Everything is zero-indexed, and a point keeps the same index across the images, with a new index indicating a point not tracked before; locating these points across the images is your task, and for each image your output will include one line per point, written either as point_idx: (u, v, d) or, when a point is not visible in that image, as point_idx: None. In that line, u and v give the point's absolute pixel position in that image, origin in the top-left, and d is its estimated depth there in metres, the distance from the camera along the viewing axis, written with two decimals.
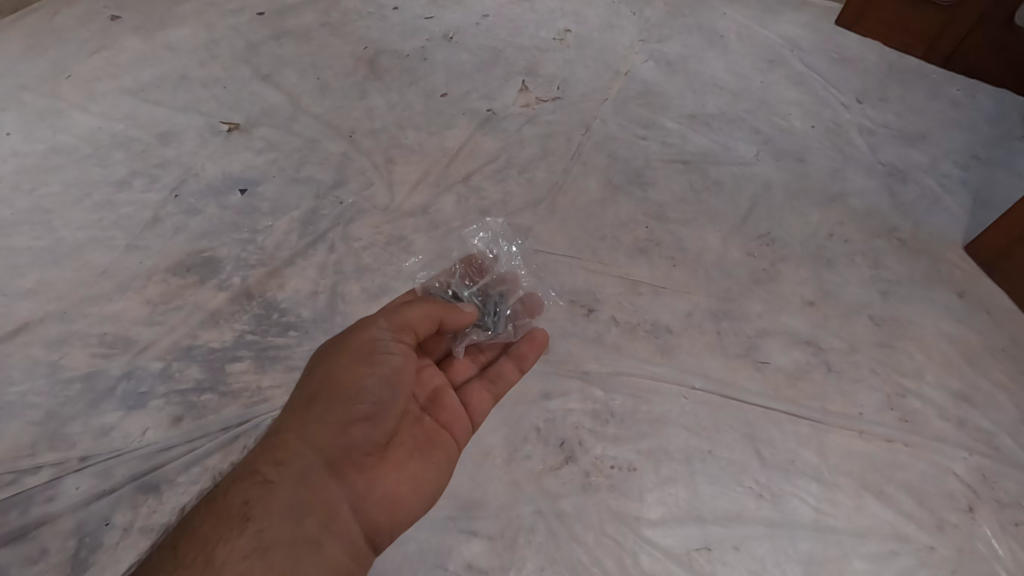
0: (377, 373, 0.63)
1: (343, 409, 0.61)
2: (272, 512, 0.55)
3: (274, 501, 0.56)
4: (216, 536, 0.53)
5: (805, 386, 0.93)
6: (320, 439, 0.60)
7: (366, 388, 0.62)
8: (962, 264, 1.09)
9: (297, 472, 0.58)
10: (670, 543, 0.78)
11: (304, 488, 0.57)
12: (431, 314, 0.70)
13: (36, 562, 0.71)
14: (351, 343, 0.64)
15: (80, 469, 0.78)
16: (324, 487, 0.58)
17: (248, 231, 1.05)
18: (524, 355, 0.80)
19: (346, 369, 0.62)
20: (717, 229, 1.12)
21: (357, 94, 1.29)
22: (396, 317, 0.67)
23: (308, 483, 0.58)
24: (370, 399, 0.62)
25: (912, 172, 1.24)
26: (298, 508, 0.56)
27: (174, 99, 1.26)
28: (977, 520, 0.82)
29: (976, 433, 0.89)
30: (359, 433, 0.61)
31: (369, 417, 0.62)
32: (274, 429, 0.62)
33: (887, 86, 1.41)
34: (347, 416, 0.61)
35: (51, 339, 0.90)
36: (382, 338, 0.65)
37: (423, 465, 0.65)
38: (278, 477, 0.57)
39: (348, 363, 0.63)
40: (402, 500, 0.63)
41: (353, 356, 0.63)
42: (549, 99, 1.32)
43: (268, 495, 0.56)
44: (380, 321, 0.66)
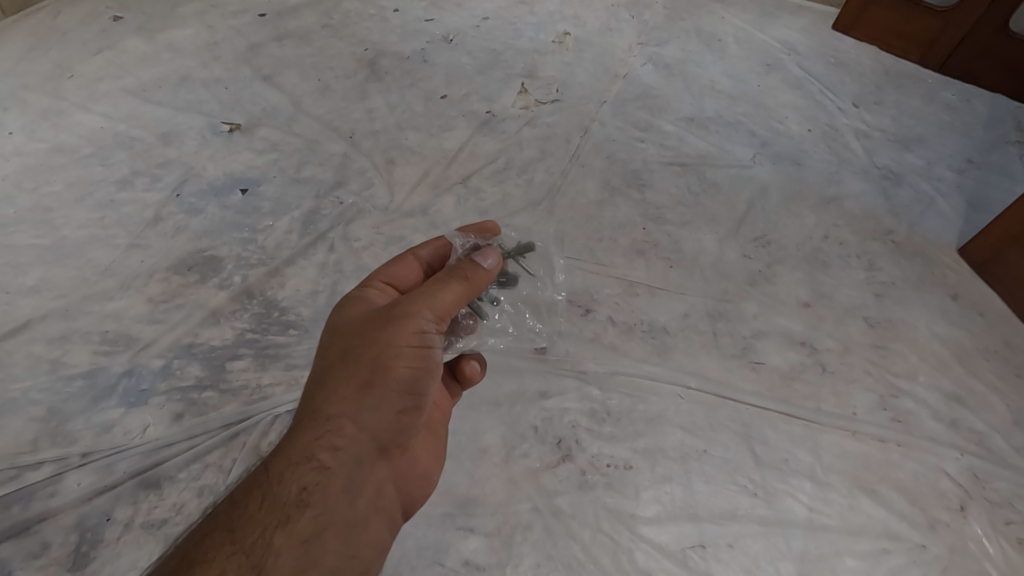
0: (429, 364, 0.61)
1: (397, 400, 0.60)
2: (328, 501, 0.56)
3: (331, 488, 0.56)
4: (271, 526, 0.53)
5: (799, 386, 0.94)
6: (372, 428, 0.59)
7: (419, 379, 0.60)
8: (955, 267, 1.10)
9: (352, 459, 0.58)
10: (665, 540, 0.79)
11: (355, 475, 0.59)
12: (467, 294, 0.63)
13: (38, 557, 0.72)
14: (403, 327, 0.59)
15: (82, 465, 0.79)
16: (371, 472, 0.61)
17: (249, 231, 1.06)
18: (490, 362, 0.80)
19: (399, 359, 0.59)
20: (713, 231, 1.13)
21: (357, 95, 1.31)
22: (445, 299, 0.61)
23: (360, 471, 0.59)
24: (420, 391, 0.61)
25: (907, 176, 1.25)
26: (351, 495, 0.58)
27: (176, 99, 1.27)
28: (969, 519, 0.83)
29: (968, 433, 0.90)
30: (407, 422, 0.62)
31: (414, 407, 0.62)
32: (321, 408, 0.58)
33: (883, 91, 1.43)
34: (400, 407, 0.60)
35: (53, 336, 0.91)
36: (429, 328, 0.60)
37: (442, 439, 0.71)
38: (334, 466, 0.57)
39: (400, 353, 0.59)
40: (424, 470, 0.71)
41: (406, 346, 0.59)
42: (548, 101, 1.33)
43: (322, 483, 0.56)
44: (431, 305, 0.60)
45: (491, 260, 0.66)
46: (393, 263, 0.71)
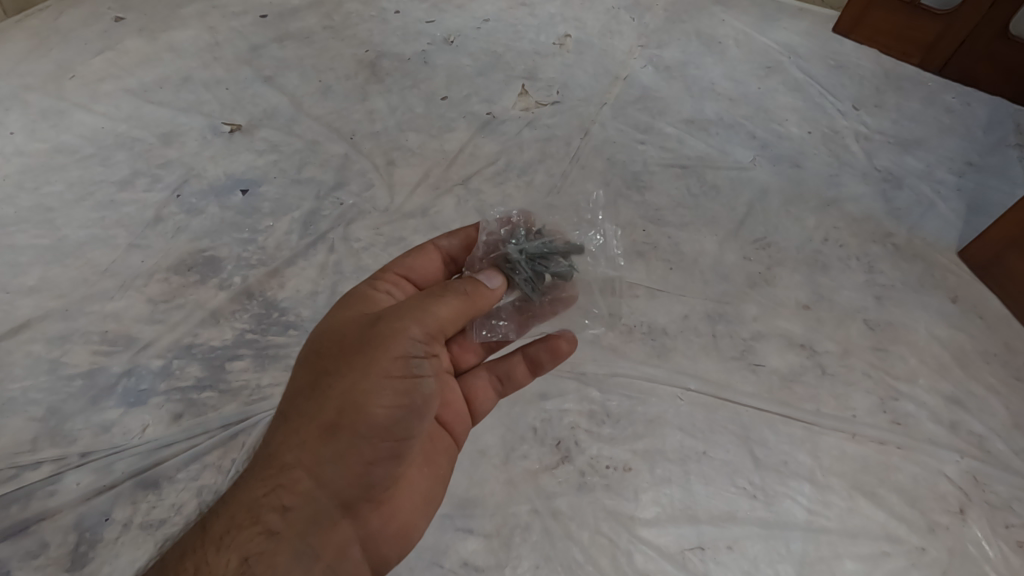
0: (408, 404, 0.59)
1: (365, 448, 0.59)
2: (278, 568, 0.56)
3: (280, 553, 0.56)
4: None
5: (799, 389, 0.94)
6: (334, 478, 0.59)
7: (395, 424, 0.59)
8: (955, 269, 1.10)
9: (307, 516, 0.59)
10: (664, 542, 0.79)
11: (311, 535, 0.59)
12: (463, 309, 0.63)
13: (36, 556, 0.72)
14: (380, 363, 0.58)
15: (80, 464, 0.79)
16: (330, 531, 0.60)
17: (249, 231, 1.06)
18: (543, 362, 0.79)
19: (372, 400, 0.58)
20: (713, 233, 1.13)
21: (358, 97, 1.31)
22: (431, 323, 0.61)
23: (316, 528, 0.59)
24: (396, 437, 0.60)
25: (907, 178, 1.25)
26: (306, 559, 0.58)
27: (177, 100, 1.27)
28: (968, 522, 0.83)
29: (968, 436, 0.90)
30: (376, 473, 0.61)
31: (391, 457, 0.61)
32: (281, 455, 0.58)
33: (883, 94, 1.43)
34: (370, 458, 0.59)
35: (53, 336, 0.91)
36: (413, 353, 0.60)
37: (427, 485, 0.69)
38: (284, 525, 0.57)
39: (375, 393, 0.58)
40: (411, 528, 0.67)
41: (381, 384, 0.58)
42: (549, 103, 1.33)
43: (270, 547, 0.56)
44: (416, 326, 0.60)
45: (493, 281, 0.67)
46: (411, 258, 0.76)
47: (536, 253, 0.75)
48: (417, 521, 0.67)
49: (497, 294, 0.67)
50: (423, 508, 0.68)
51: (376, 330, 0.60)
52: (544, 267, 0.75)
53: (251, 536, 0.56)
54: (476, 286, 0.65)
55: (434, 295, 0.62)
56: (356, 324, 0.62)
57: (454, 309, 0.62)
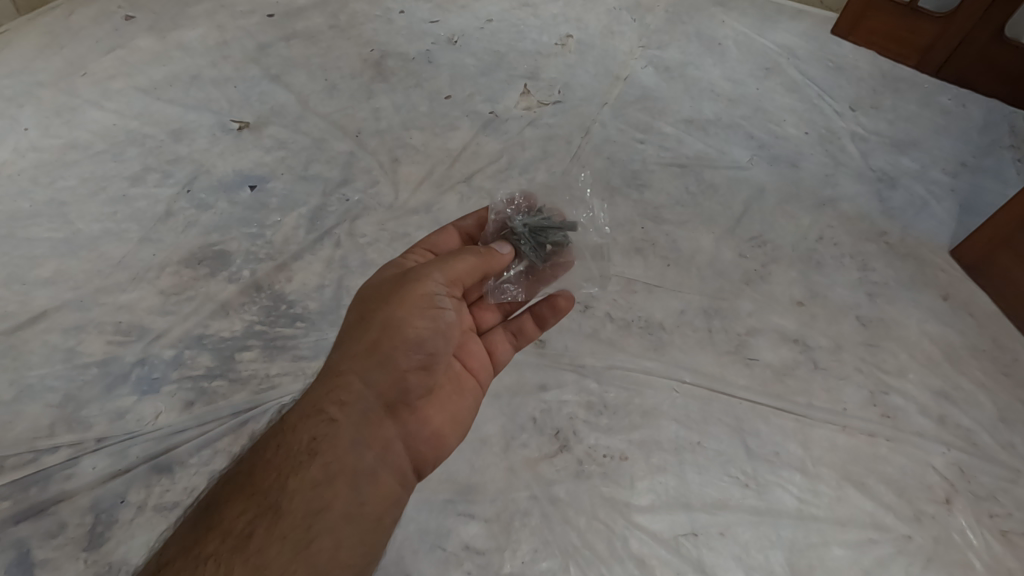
0: (434, 326, 0.67)
1: (405, 355, 0.66)
2: (338, 451, 0.62)
3: (339, 438, 0.63)
4: (281, 469, 0.59)
5: (792, 382, 0.97)
6: (378, 383, 0.66)
7: (427, 337, 0.67)
8: (946, 268, 1.13)
9: (358, 413, 0.65)
10: (658, 528, 0.82)
11: (365, 429, 0.65)
12: (479, 266, 0.71)
13: (55, 536, 0.75)
14: (412, 286, 0.67)
15: (97, 449, 0.82)
16: (381, 429, 0.66)
17: (257, 226, 1.09)
18: (545, 317, 0.85)
19: (406, 315, 0.66)
20: (710, 231, 1.16)
21: (364, 95, 1.33)
22: (453, 269, 0.68)
23: (369, 426, 0.65)
24: (427, 351, 0.67)
25: (902, 178, 1.28)
26: (361, 447, 0.63)
27: (186, 98, 1.30)
28: (954, 511, 0.85)
29: (956, 429, 0.93)
30: (414, 380, 0.67)
31: (424, 367, 0.68)
32: (335, 362, 0.67)
33: (879, 95, 1.45)
34: (408, 365, 0.67)
35: (69, 326, 0.94)
36: (438, 292, 0.68)
37: (463, 406, 0.74)
38: (343, 415, 0.64)
39: (410, 308, 0.66)
40: (449, 444, 0.72)
41: (414, 303, 0.66)
42: (550, 103, 1.36)
43: (330, 433, 0.63)
44: (438, 273, 0.68)
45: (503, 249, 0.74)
46: (437, 234, 0.82)
47: (538, 225, 0.81)
48: (454, 438, 0.73)
49: (507, 260, 0.74)
50: (459, 429, 0.73)
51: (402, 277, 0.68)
52: (547, 238, 0.81)
53: (315, 424, 0.63)
54: (489, 249, 0.72)
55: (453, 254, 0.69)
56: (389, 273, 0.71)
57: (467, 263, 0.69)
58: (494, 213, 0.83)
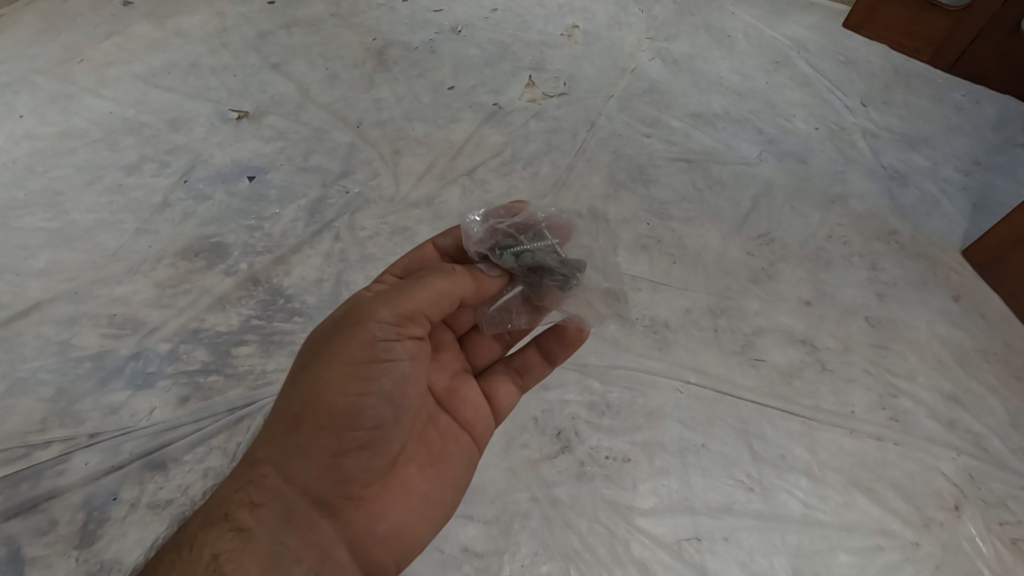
0: (375, 390, 0.59)
1: (329, 440, 0.59)
2: (250, 563, 0.55)
3: (254, 549, 0.56)
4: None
5: (799, 384, 0.95)
6: (303, 471, 0.59)
7: (361, 408, 0.59)
8: (958, 269, 1.11)
9: (280, 513, 0.59)
10: (661, 531, 0.80)
11: (287, 534, 0.59)
12: (445, 292, 0.62)
13: (46, 533, 0.74)
14: (344, 347, 0.59)
15: (89, 445, 0.80)
16: (310, 530, 0.59)
17: (255, 218, 1.07)
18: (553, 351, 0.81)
19: (335, 384, 0.58)
20: (717, 228, 1.14)
21: (365, 85, 1.31)
22: (405, 302, 0.60)
23: (295, 528, 0.59)
24: (365, 426, 0.59)
25: (914, 176, 1.25)
26: (283, 559, 0.57)
27: (184, 86, 1.27)
28: (963, 518, 0.83)
29: (965, 434, 0.91)
30: (349, 465, 0.60)
31: (363, 447, 0.60)
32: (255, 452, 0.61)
33: (892, 90, 1.42)
34: (339, 447, 0.59)
35: (62, 318, 0.92)
36: (384, 338, 0.59)
37: (427, 486, 0.67)
38: (256, 522, 0.58)
39: (338, 376, 0.58)
40: (410, 530, 0.65)
41: (344, 368, 0.58)
42: (555, 95, 1.33)
43: (242, 543, 0.57)
44: (384, 308, 0.60)
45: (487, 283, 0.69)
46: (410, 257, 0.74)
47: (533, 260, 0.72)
48: (414, 524, 0.65)
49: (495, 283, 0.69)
50: (420, 514, 0.66)
51: (348, 314, 0.61)
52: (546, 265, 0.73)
53: (223, 532, 0.57)
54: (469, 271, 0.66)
55: (401, 288, 0.61)
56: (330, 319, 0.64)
57: (433, 287, 0.61)
58: (473, 242, 0.73)
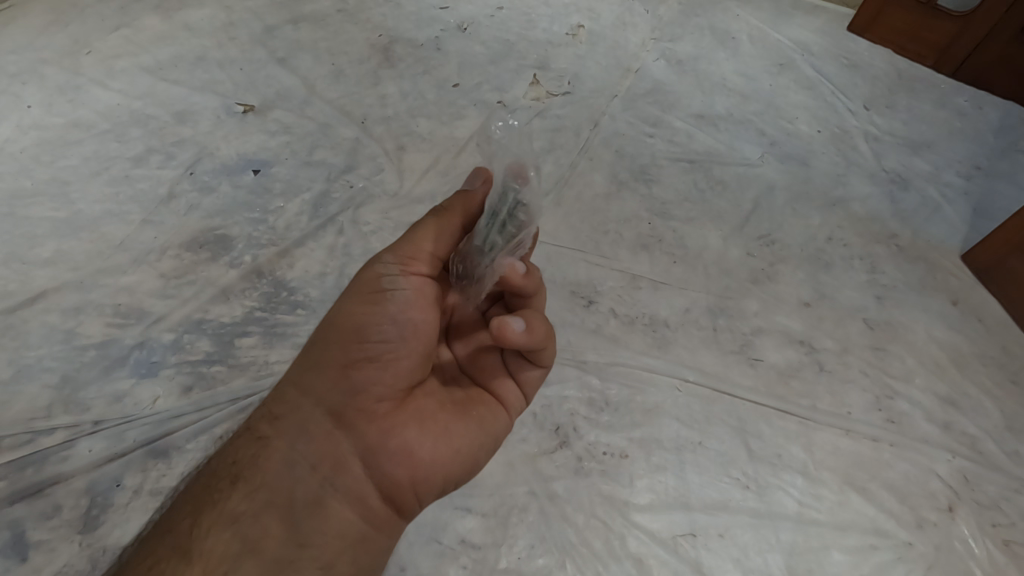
0: (381, 312, 0.61)
1: (339, 356, 0.61)
2: (266, 471, 0.60)
3: (269, 460, 0.60)
4: (207, 500, 0.59)
5: (796, 384, 0.96)
6: (314, 387, 0.61)
7: (369, 327, 0.60)
8: (957, 272, 1.11)
9: (296, 427, 0.61)
10: (657, 527, 0.81)
11: (302, 445, 0.60)
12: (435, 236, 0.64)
13: (50, 518, 0.75)
14: (361, 276, 0.63)
15: (93, 432, 0.81)
16: (325, 442, 0.60)
17: (260, 212, 1.08)
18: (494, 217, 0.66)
19: (346, 312, 0.62)
20: (718, 229, 1.14)
21: (370, 81, 1.32)
22: (405, 245, 0.63)
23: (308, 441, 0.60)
24: (371, 338, 0.60)
25: (914, 181, 1.25)
26: (296, 466, 0.59)
27: (191, 79, 1.28)
28: (956, 520, 0.84)
29: (961, 436, 0.92)
30: (358, 377, 0.60)
31: (370, 358, 0.60)
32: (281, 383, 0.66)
33: (895, 95, 1.42)
34: (347, 361, 0.61)
35: (68, 307, 0.93)
36: (388, 272, 0.62)
37: (455, 422, 0.63)
38: (273, 433, 0.61)
39: (349, 310, 0.62)
40: (416, 458, 0.60)
41: (361, 294, 0.62)
42: (560, 93, 1.34)
43: (259, 456, 0.61)
44: (386, 250, 0.64)
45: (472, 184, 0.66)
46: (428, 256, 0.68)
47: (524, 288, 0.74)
48: (432, 456, 0.61)
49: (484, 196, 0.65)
50: (445, 454, 0.62)
51: (361, 259, 0.66)
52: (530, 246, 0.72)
53: (245, 444, 0.62)
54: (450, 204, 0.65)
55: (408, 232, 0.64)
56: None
57: (424, 223, 0.64)
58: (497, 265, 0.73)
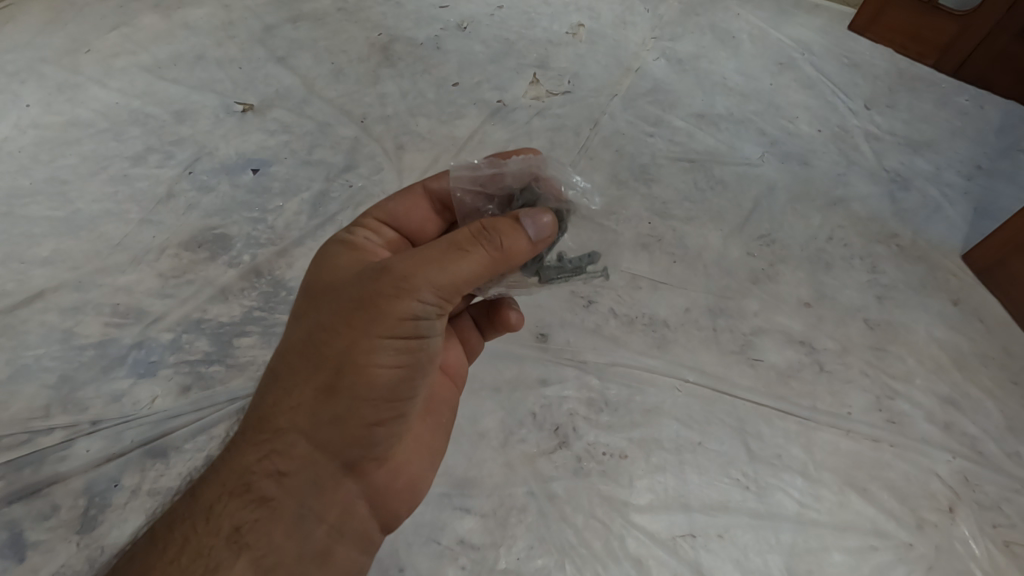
0: (409, 364, 0.57)
1: (367, 412, 0.58)
2: (274, 534, 0.59)
3: (279, 518, 0.59)
4: (214, 560, 0.56)
5: (796, 384, 0.95)
6: (329, 440, 0.58)
7: (400, 383, 0.58)
8: (958, 272, 1.11)
9: (306, 482, 0.60)
10: (656, 528, 0.81)
11: (311, 499, 0.61)
12: (492, 264, 0.55)
13: (48, 518, 0.75)
14: (393, 305, 0.54)
15: (92, 432, 0.81)
16: (335, 492, 0.62)
17: (259, 211, 1.08)
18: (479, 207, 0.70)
19: (371, 357, 0.55)
20: (718, 228, 1.14)
21: (370, 80, 1.31)
22: (443, 279, 0.54)
23: (320, 494, 0.61)
24: (398, 396, 0.58)
25: (915, 180, 1.25)
26: (307, 521, 0.61)
27: (190, 77, 1.28)
28: (956, 521, 0.84)
29: (961, 437, 0.92)
30: (379, 433, 0.60)
31: (393, 416, 0.60)
32: (277, 411, 0.58)
33: (895, 95, 1.42)
34: (372, 419, 0.59)
35: (67, 307, 0.93)
36: (426, 310, 0.55)
37: (429, 431, 0.73)
38: (281, 493, 0.59)
39: (375, 356, 0.55)
40: (415, 487, 0.71)
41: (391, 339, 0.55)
42: (560, 92, 1.33)
43: (264, 513, 0.59)
44: (428, 286, 0.54)
45: (538, 227, 0.57)
46: (395, 200, 0.72)
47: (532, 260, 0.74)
48: (420, 475, 0.71)
49: (542, 246, 0.58)
50: (425, 463, 0.72)
51: (387, 280, 0.54)
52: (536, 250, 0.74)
53: (243, 503, 0.59)
54: (510, 234, 0.55)
55: (444, 252, 0.54)
56: (349, 277, 0.59)
57: (474, 263, 0.54)
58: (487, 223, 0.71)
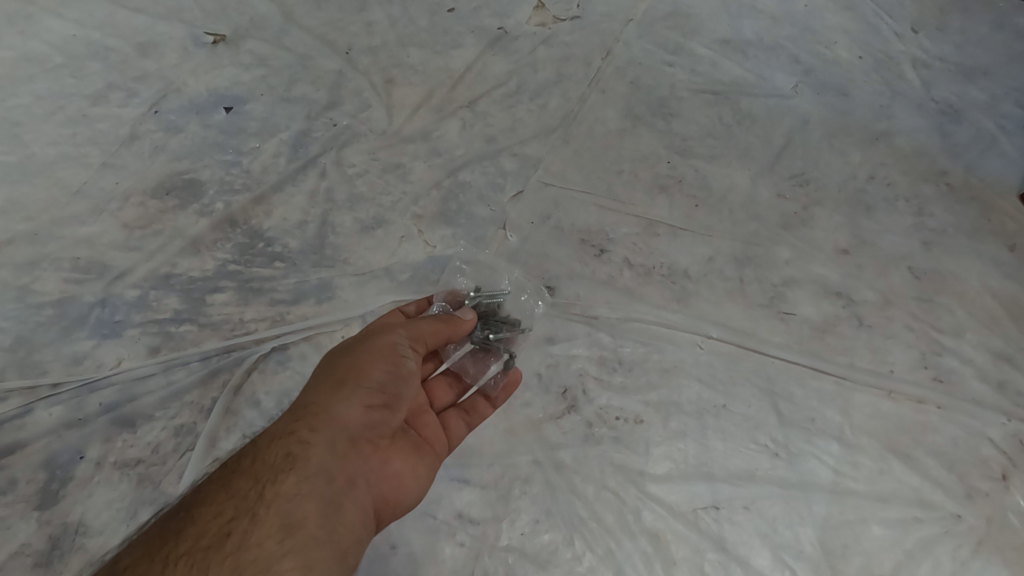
0: (397, 370, 0.62)
1: (366, 390, 0.60)
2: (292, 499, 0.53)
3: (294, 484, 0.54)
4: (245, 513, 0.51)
5: (832, 341, 0.86)
6: (341, 416, 0.59)
7: (391, 376, 0.62)
8: (1016, 214, 0.98)
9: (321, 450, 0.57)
10: (675, 499, 0.73)
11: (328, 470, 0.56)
12: (444, 328, 0.68)
13: (5, 493, 0.68)
14: (379, 336, 0.63)
15: (52, 396, 0.74)
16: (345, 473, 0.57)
17: (233, 153, 0.97)
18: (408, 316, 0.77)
19: (367, 360, 0.61)
20: (745, 167, 1.02)
21: (355, 6, 1.17)
22: (416, 327, 0.66)
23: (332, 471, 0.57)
24: (392, 390, 0.62)
25: (969, 111, 1.10)
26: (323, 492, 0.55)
27: (154, 5, 1.14)
28: (1011, 490, 0.75)
29: (1017, 397, 0.82)
30: (375, 419, 0.60)
31: (386, 407, 0.61)
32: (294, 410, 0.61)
33: (947, 15, 1.25)
34: (371, 401, 0.60)
35: (21, 262, 0.83)
36: (404, 341, 0.64)
37: (429, 457, 0.65)
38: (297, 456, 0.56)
39: (370, 360, 0.61)
40: (408, 486, 0.62)
41: (381, 348, 0.62)
42: (567, 18, 1.18)
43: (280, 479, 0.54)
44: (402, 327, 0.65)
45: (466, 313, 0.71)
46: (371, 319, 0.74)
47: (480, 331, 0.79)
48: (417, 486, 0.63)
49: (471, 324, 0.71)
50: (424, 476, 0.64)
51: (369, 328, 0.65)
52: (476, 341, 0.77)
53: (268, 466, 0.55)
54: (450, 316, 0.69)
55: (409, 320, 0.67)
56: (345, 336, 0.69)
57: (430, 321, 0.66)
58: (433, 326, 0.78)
